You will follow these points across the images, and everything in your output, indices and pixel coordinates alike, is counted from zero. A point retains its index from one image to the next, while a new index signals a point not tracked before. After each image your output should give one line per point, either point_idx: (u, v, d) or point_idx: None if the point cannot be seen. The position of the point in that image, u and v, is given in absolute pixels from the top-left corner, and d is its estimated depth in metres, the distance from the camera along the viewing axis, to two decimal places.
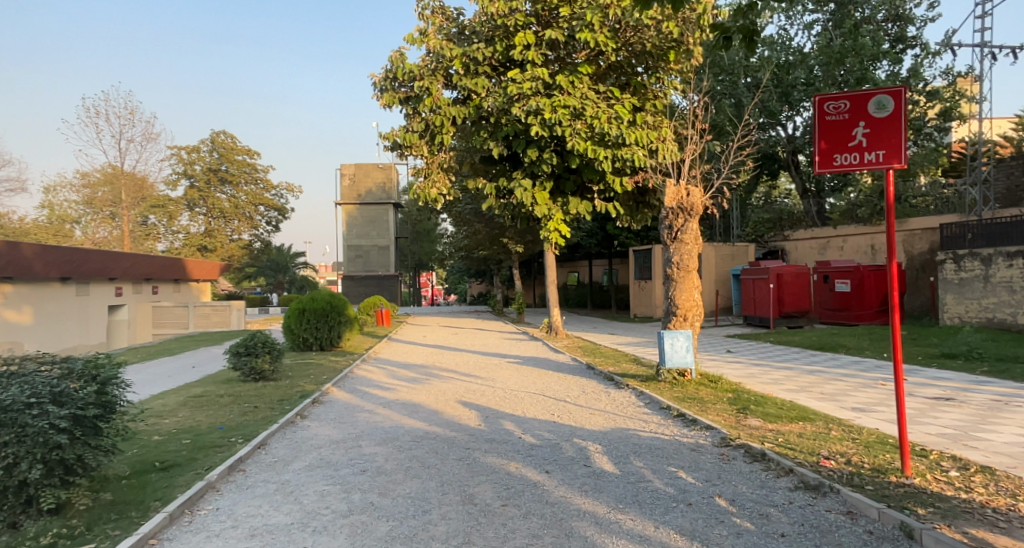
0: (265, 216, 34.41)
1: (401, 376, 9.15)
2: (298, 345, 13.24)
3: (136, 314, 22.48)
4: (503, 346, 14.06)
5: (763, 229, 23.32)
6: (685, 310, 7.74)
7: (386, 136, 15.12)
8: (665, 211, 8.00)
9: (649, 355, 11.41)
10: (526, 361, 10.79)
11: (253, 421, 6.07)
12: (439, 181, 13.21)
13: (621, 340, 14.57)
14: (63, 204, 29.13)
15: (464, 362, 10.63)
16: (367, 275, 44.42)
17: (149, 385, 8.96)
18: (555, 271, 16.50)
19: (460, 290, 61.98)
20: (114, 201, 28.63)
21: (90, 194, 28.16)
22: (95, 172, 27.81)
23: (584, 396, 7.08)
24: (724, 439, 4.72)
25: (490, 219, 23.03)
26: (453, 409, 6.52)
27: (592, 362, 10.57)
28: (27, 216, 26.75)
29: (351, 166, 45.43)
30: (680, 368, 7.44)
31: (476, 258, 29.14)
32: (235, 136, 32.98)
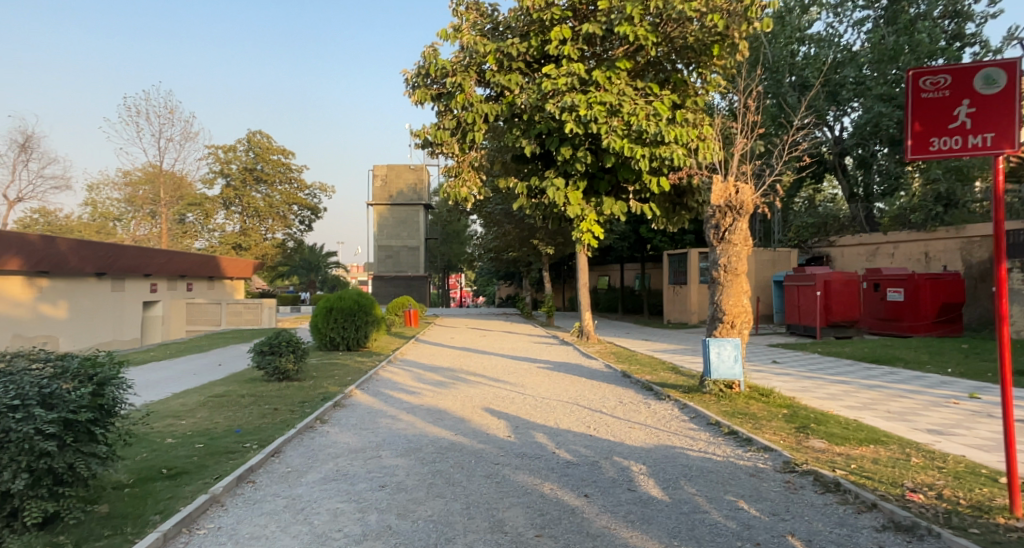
0: (298, 215, 34.66)
1: (428, 380, 8.77)
2: (325, 345, 13.01)
3: (170, 310, 22.70)
4: (534, 351, 13.60)
5: (806, 234, 22.67)
6: (732, 315, 7.18)
7: (417, 133, 14.82)
8: (712, 208, 7.48)
9: (688, 364, 10.83)
10: (557, 366, 10.31)
11: (270, 424, 5.74)
12: (470, 179, 12.89)
13: (656, 347, 13.97)
14: (105, 202, 29.83)
15: (493, 367, 10.21)
16: (397, 276, 44.46)
17: (173, 383, 8.76)
18: (588, 274, 15.96)
19: (489, 292, 61.82)
20: (153, 199, 29.19)
21: (131, 192, 28.77)
22: (136, 171, 28.41)
23: (622, 406, 6.58)
24: (787, 463, 4.19)
25: (522, 221, 22.62)
26: (481, 418, 6.09)
27: (627, 369, 10.03)
28: (70, 212, 27.44)
29: (384, 167, 45.66)
30: (728, 380, 6.87)
31: (507, 261, 28.74)
32: (271, 136, 33.23)
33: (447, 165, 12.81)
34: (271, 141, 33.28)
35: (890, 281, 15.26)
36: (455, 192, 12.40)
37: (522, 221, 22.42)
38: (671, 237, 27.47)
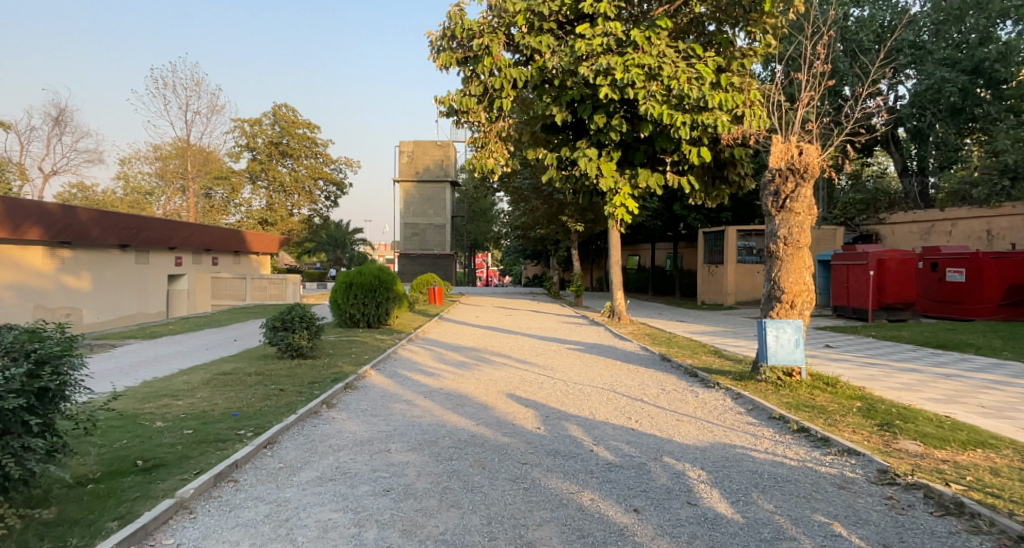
0: (324, 190, 34.31)
1: (449, 361, 8.13)
2: (344, 321, 12.50)
3: (195, 284, 22.55)
4: (563, 330, 12.88)
5: (853, 211, 21.48)
6: (792, 294, 6.35)
7: (441, 100, 14.03)
8: (771, 172, 6.66)
9: (731, 347, 9.98)
10: (589, 348, 9.57)
11: (271, 408, 5.14)
12: (497, 150, 12.17)
13: (694, 329, 13.10)
14: (136, 176, 29.87)
15: (519, 347, 9.53)
16: (423, 253, 44.04)
17: (182, 359, 8.29)
18: (620, 251, 15.09)
19: (516, 271, 61.16)
20: (182, 173, 29.12)
21: (162, 167, 28.74)
22: (166, 145, 28.35)
23: (666, 394, 5.83)
24: (883, 472, 3.40)
25: (551, 196, 21.74)
26: (506, 405, 5.41)
27: (665, 352, 9.25)
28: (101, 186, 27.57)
29: (410, 143, 45.05)
30: (787, 366, 6.05)
31: (534, 238, 27.94)
32: (296, 109, 32.71)
33: (473, 136, 12.11)
34: (296, 115, 32.76)
35: (950, 260, 14.08)
36: (481, 164, 11.71)
37: (551, 196, 21.57)
38: (706, 214, 26.32)
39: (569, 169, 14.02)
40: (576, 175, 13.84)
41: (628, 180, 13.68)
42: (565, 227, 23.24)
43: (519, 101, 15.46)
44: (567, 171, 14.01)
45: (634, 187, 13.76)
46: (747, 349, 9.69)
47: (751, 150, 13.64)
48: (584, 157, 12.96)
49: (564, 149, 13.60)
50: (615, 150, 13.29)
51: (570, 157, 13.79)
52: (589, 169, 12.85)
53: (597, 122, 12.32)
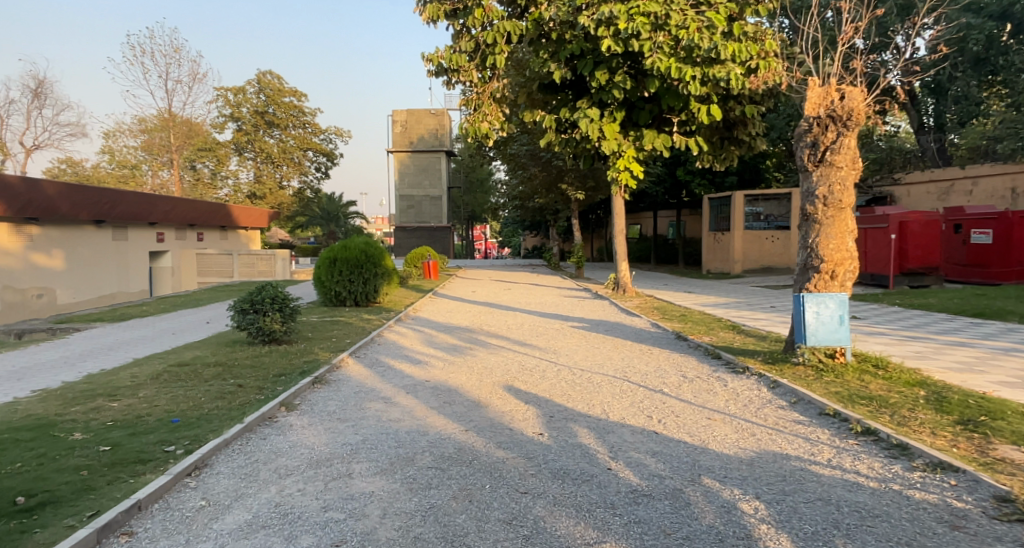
0: (315, 161, 33.07)
1: (439, 345, 7.27)
2: (330, 300, 11.62)
3: (180, 261, 21.64)
4: (564, 305, 12.05)
5: (867, 173, 20.48)
6: (833, 263, 5.44)
7: (430, 58, 12.90)
8: (805, 120, 5.75)
9: (750, 321, 9.13)
10: (594, 326, 8.69)
11: (220, 413, 4.24)
12: (491, 113, 11.29)
13: (705, 301, 12.24)
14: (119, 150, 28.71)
15: (518, 326, 8.67)
16: (418, 226, 42.98)
17: (142, 347, 7.40)
18: (624, 220, 14.14)
19: (514, 242, 60.15)
20: (167, 146, 27.97)
21: (147, 140, 27.64)
22: (150, 117, 27.19)
23: (691, 385, 4.95)
24: (1003, 502, 2.55)
25: (549, 162, 20.64)
26: (502, 403, 4.55)
27: (678, 328, 8.39)
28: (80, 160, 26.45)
29: (403, 112, 43.62)
30: (830, 346, 5.17)
31: (533, 208, 26.94)
32: (282, 76, 31.28)
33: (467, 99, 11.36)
34: (282, 83, 31.35)
35: (974, 221, 13.19)
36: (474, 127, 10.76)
37: (549, 163, 20.47)
38: (710, 179, 25.29)
39: (569, 132, 13.01)
40: (576, 138, 12.84)
41: (631, 142, 12.75)
42: (564, 195, 22.22)
43: (514, 61, 14.42)
44: (566, 135, 12.99)
45: (639, 149, 12.82)
46: (767, 322, 8.84)
47: (764, 106, 12.69)
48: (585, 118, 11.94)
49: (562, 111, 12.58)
50: (618, 110, 12.33)
51: (570, 119, 12.78)
52: (590, 132, 11.87)
53: (596, 80, 11.32)
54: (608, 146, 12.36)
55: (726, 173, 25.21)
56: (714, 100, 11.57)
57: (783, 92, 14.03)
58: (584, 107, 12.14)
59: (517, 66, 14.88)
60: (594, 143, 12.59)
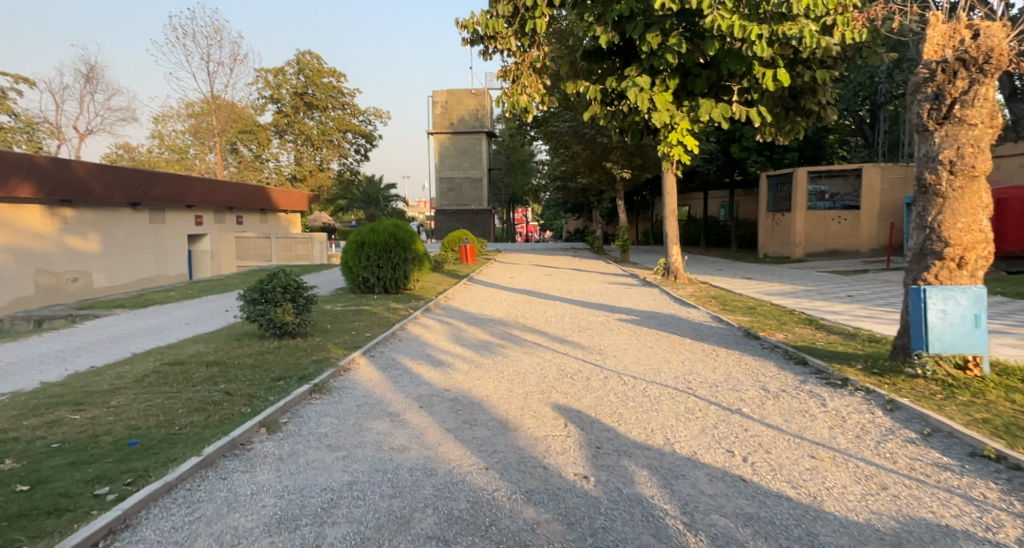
0: (354, 143, 32.63)
1: (469, 342, 6.39)
2: (358, 287, 10.92)
3: (219, 245, 21.49)
4: (610, 294, 11.01)
5: None
6: (962, 247, 4.24)
7: (464, 24, 11.92)
8: (924, 66, 4.48)
9: (827, 314, 7.90)
10: (645, 319, 7.64)
11: (189, 433, 3.43)
12: (532, 85, 10.45)
13: (768, 289, 11.00)
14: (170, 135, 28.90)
15: (558, 319, 7.72)
16: (459, 209, 42.31)
17: (146, 339, 6.76)
18: (676, 199, 12.92)
19: (556, 226, 58.87)
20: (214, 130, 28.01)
21: (196, 124, 27.69)
22: (197, 102, 27.18)
23: (778, 403, 3.89)
24: None
25: (594, 139, 19.38)
26: (535, 425, 3.63)
27: (743, 323, 7.27)
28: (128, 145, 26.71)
29: (443, 93, 42.75)
30: (961, 353, 3.99)
31: (576, 188, 25.72)
32: (320, 56, 30.78)
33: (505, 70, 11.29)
34: (320, 63, 30.88)
35: None
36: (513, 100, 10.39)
37: (593, 140, 19.23)
38: (768, 155, 23.56)
39: (616, 104, 11.88)
40: (624, 110, 11.70)
41: (685, 114, 11.53)
42: (610, 174, 20.98)
43: (555, 29, 13.35)
44: (613, 108, 11.86)
45: (694, 122, 11.62)
46: (848, 315, 7.61)
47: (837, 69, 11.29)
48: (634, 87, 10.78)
49: (609, 80, 11.44)
50: (671, 77, 11.14)
51: (617, 89, 11.64)
52: (640, 103, 10.71)
53: (648, 44, 10.17)
54: (659, 119, 11.22)
55: (786, 149, 23.43)
56: (783, 62, 10.26)
57: (856, 53, 12.55)
58: (633, 75, 11.00)
59: (559, 35, 13.81)
60: (643, 115, 11.47)
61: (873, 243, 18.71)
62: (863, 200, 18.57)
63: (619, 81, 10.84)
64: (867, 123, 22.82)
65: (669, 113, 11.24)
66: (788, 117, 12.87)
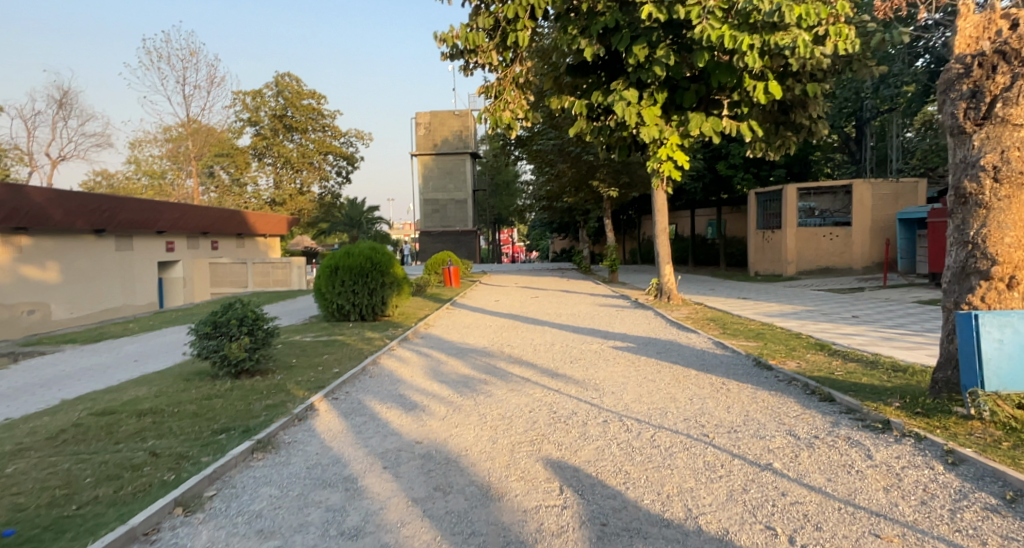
0: (335, 165, 32.02)
1: (448, 378, 5.68)
2: (332, 315, 10.19)
3: (192, 271, 20.63)
4: (601, 317, 10.39)
5: (935, 161, 18.87)
6: (1011, 265, 3.66)
7: (443, 38, 11.43)
8: (956, 61, 3.94)
9: (836, 338, 7.34)
10: (642, 346, 7.02)
11: (84, 518, 2.70)
12: (514, 99, 10.18)
13: (766, 310, 10.45)
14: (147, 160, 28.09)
15: (547, 347, 7.07)
16: (444, 231, 41.75)
17: (84, 382, 5.99)
18: (667, 217, 12.41)
19: (542, 246, 58.48)
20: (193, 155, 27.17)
21: (173, 149, 26.82)
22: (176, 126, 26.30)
23: (813, 455, 3.25)
24: None
25: (579, 157, 18.97)
26: (523, 493, 2.95)
27: (748, 350, 6.67)
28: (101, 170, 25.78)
29: (427, 114, 42.40)
30: (1023, 391, 3.38)
31: (562, 208, 25.25)
32: (299, 77, 30.27)
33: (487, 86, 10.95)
34: (300, 85, 30.39)
35: None
36: (496, 115, 10.13)
37: (579, 158, 18.80)
38: (755, 173, 23.34)
39: (603, 119, 11.43)
40: (611, 125, 11.26)
41: (674, 128, 11.08)
42: (596, 193, 20.53)
43: (538, 46, 12.98)
44: (600, 123, 11.41)
45: (683, 137, 11.23)
46: (860, 339, 7.04)
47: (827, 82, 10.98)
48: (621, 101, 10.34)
49: (594, 95, 10.99)
50: (658, 91, 10.71)
51: (603, 103, 11.19)
52: (628, 118, 10.24)
53: (634, 56, 9.74)
54: (647, 135, 10.82)
55: (773, 166, 23.21)
56: (775, 74, 9.86)
57: (846, 66, 12.25)
58: (620, 88, 10.59)
59: (542, 51, 13.44)
60: (630, 130, 11.07)
61: (866, 260, 18.34)
62: (855, 217, 18.26)
63: (605, 96, 10.43)
64: (852, 138, 22.71)
65: (657, 129, 10.85)
66: (778, 132, 12.52)
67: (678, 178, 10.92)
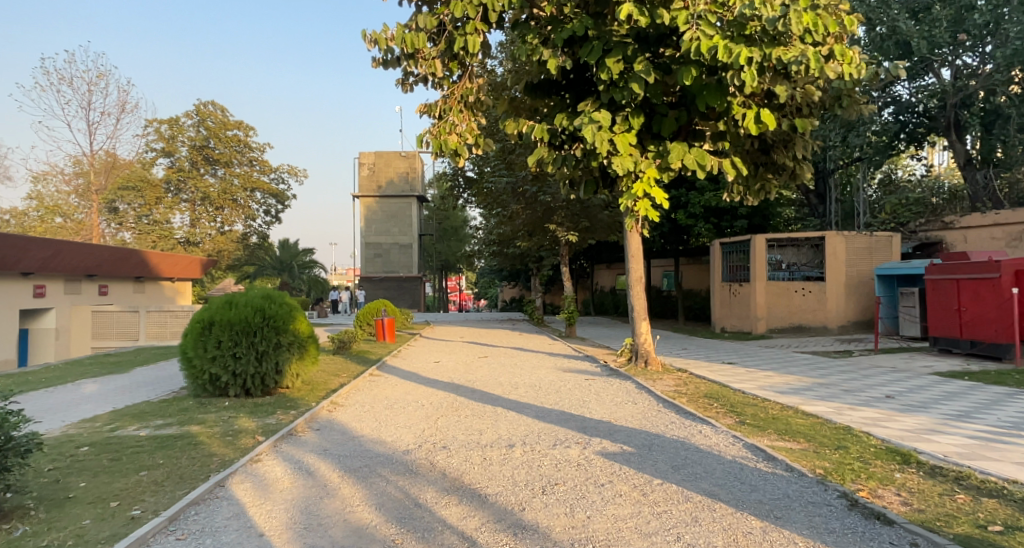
0: (263, 203, 29.12)
1: (324, 540, 3.12)
2: (205, 388, 7.39)
3: (69, 322, 17.26)
4: (569, 390, 8.03)
5: (906, 214, 18.23)
6: None
7: (374, 39, 9.22)
8: None
9: (906, 437, 5.20)
10: (644, 454, 4.62)
11: None
12: (465, 120, 9.09)
13: (771, 384, 8.34)
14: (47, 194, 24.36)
15: (500, 456, 4.60)
16: (386, 277, 39.02)
17: None
18: (643, 264, 10.37)
19: (491, 294, 56.25)
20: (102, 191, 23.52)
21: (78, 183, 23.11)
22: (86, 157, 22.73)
23: None
24: None
25: (534, 198, 17.02)
26: None
27: (806, 464, 4.41)
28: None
29: (371, 155, 40.03)
30: None
31: (512, 254, 23.21)
32: (225, 106, 27.50)
33: (429, 104, 9.07)
34: (226, 115, 27.64)
35: None
36: (439, 138, 8.77)
37: (533, 200, 16.87)
38: (715, 224, 22.23)
39: (568, 147, 9.83)
40: (577, 155, 9.67)
41: (651, 160, 9.79)
42: (551, 237, 18.60)
43: (491, 78, 11.41)
44: (564, 152, 9.78)
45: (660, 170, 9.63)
46: (948, 443, 4.91)
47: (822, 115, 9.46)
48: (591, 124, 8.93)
49: (558, 117, 9.48)
50: (634, 114, 9.40)
51: (568, 129, 9.59)
52: (599, 145, 8.87)
53: (608, 72, 7.87)
54: (620, 163, 9.27)
55: (734, 216, 22.03)
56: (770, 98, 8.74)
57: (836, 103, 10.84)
58: (587, 112, 9.06)
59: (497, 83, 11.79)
60: (597, 160, 9.63)
61: (842, 318, 16.77)
62: (828, 271, 16.85)
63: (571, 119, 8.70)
64: (814, 192, 21.81)
65: (626, 159, 9.31)
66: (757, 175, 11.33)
67: (657, 218, 9.62)
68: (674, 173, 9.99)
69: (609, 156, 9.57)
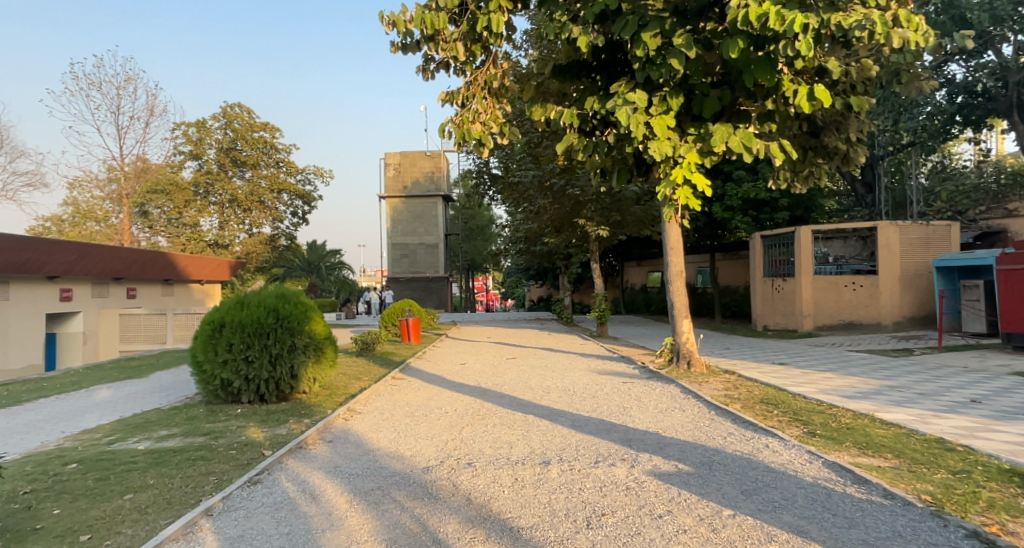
0: (289, 204, 29.02)
1: None
2: (216, 395, 6.85)
3: (97, 325, 17.24)
4: (606, 395, 7.33)
5: (963, 202, 17.03)
6: None
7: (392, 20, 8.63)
8: None
9: (1018, 451, 4.35)
10: (705, 474, 3.91)
11: None
12: (490, 106, 8.45)
13: (832, 387, 7.52)
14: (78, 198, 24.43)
15: (534, 476, 3.94)
16: (413, 277, 38.71)
17: None
18: (683, 258, 9.60)
19: (518, 294, 55.63)
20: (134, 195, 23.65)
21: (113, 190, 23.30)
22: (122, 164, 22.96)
23: None
24: None
25: (563, 192, 16.33)
26: None
27: (907, 486, 3.64)
28: None
29: (396, 155, 39.78)
30: None
31: (541, 251, 22.54)
32: (251, 108, 27.46)
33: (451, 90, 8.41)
34: (252, 116, 27.62)
35: None
36: (462, 125, 8.14)
37: (562, 193, 16.16)
38: (754, 216, 21.22)
39: (600, 133, 9.10)
40: (611, 141, 8.94)
41: (691, 144, 9.02)
42: (582, 232, 17.87)
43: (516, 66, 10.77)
44: (595, 138, 9.05)
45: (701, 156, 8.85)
46: None
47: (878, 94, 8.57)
48: (625, 106, 8.22)
49: (589, 100, 8.74)
50: (672, 94, 8.60)
51: (600, 113, 8.87)
52: (634, 129, 8.12)
53: (643, 48, 6.95)
54: (657, 147, 8.52)
55: (774, 208, 20.99)
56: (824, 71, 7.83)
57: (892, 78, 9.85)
58: (621, 93, 8.31)
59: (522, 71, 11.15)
60: (632, 146, 8.88)
61: (895, 314, 15.67)
62: (880, 264, 15.75)
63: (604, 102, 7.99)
64: (860, 180, 20.65)
65: (664, 143, 8.55)
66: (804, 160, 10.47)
67: (699, 206, 8.81)
68: (716, 158, 9.19)
69: (645, 141, 8.82)
